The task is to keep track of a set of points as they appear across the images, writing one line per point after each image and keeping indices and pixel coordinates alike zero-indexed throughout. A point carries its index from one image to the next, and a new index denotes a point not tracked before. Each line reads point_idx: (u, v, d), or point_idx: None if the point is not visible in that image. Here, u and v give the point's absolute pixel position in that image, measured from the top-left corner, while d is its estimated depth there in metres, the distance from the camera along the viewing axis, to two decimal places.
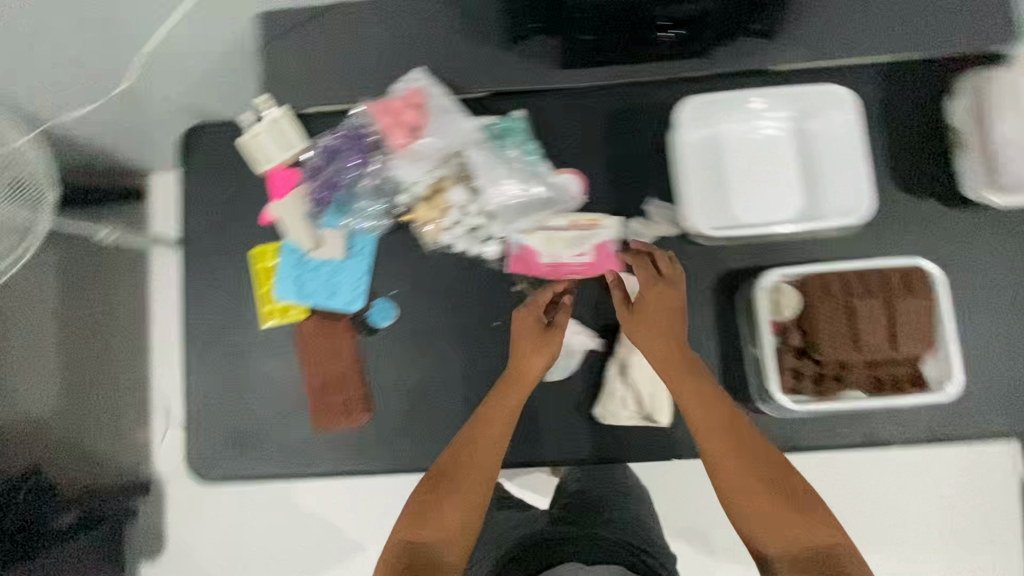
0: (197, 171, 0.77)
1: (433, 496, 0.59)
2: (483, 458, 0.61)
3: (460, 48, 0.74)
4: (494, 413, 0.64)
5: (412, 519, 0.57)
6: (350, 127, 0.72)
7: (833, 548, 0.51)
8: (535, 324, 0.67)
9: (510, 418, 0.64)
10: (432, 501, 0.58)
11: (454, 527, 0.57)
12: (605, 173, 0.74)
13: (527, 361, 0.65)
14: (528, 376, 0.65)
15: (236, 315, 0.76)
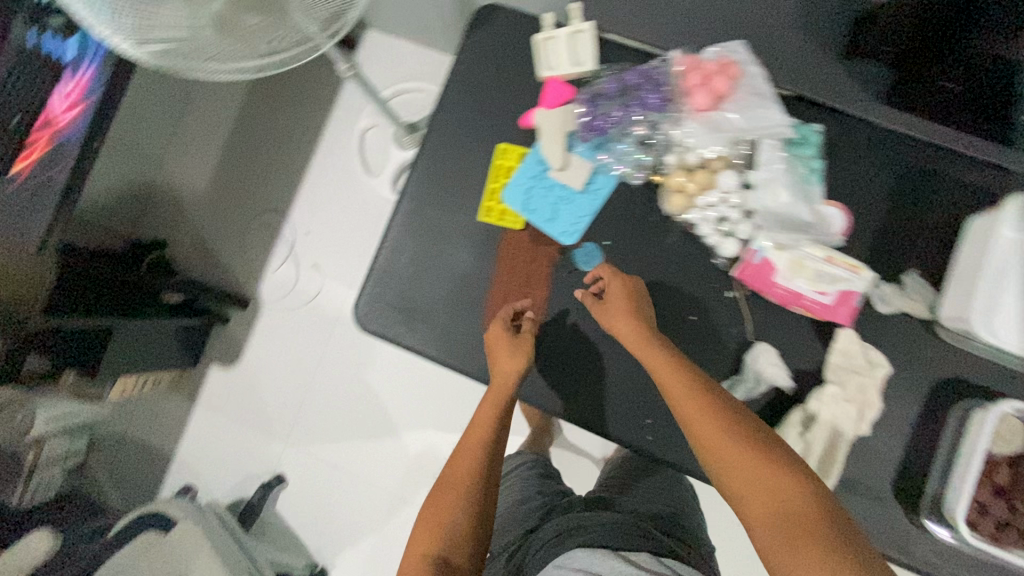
0: (478, 44, 0.76)
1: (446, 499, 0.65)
2: (472, 455, 0.68)
3: (790, 35, 0.69)
4: (483, 406, 0.71)
5: (427, 527, 0.64)
6: (649, 69, 0.69)
7: (827, 521, 0.50)
8: (502, 329, 0.71)
9: (498, 409, 0.70)
10: (439, 510, 0.65)
11: (460, 526, 0.63)
12: (877, 225, 0.69)
13: (498, 365, 0.69)
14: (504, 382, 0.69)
15: (455, 197, 0.76)
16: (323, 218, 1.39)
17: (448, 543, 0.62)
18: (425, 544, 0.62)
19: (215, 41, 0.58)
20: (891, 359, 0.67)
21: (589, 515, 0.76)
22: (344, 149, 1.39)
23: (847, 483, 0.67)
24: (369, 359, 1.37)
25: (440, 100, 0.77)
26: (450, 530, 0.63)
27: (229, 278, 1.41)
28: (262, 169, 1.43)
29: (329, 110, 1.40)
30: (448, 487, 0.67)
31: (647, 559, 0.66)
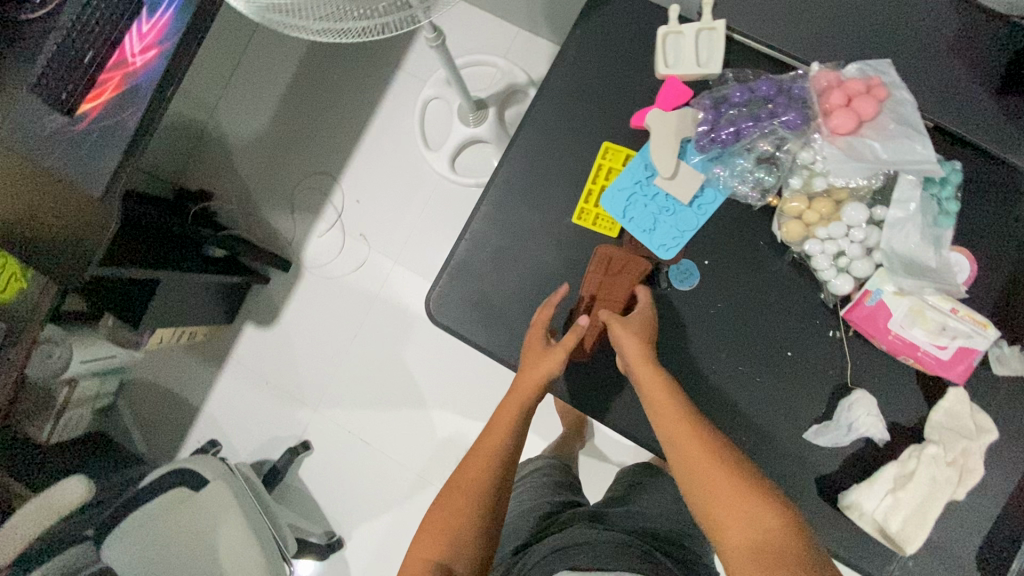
0: (593, 31, 0.71)
1: (455, 512, 0.60)
2: (484, 467, 0.63)
3: (945, 59, 0.62)
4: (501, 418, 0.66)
5: (433, 534, 0.60)
6: (782, 81, 0.64)
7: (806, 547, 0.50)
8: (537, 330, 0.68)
9: (513, 420, 0.66)
10: (447, 516, 0.60)
11: (465, 536, 0.59)
12: (1003, 279, 0.64)
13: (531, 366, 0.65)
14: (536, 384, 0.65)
15: (546, 192, 0.71)
16: (375, 187, 1.34)
17: (450, 549, 0.58)
18: (430, 550, 0.58)
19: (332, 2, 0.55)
20: (999, 424, 0.63)
21: (594, 532, 0.71)
22: (404, 118, 1.34)
23: (927, 545, 0.64)
24: (405, 337, 1.32)
25: (543, 87, 0.72)
26: (456, 535, 0.59)
27: (273, 237, 1.38)
28: (317, 127, 1.37)
29: (393, 76, 1.35)
30: (458, 495, 0.62)
31: None
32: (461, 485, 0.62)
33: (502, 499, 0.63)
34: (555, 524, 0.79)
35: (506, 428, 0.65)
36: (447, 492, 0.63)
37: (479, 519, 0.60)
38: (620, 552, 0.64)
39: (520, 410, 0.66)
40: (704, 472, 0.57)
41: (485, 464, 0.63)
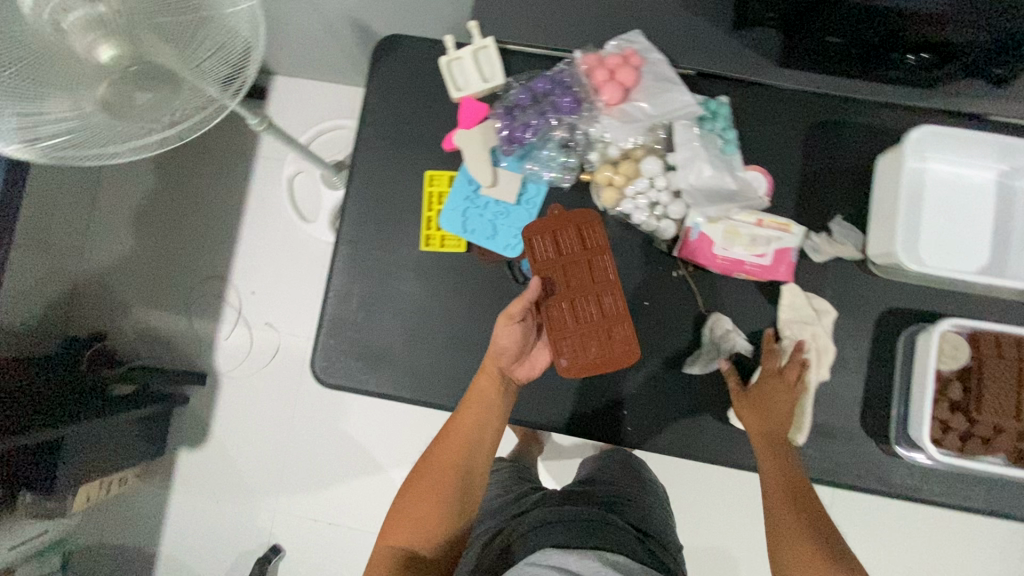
0: (386, 78, 0.76)
1: (424, 506, 0.65)
2: (451, 460, 0.67)
3: (681, 18, 0.72)
4: (470, 408, 0.67)
5: (402, 525, 0.65)
6: (556, 74, 0.71)
7: None
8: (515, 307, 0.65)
9: (481, 413, 0.67)
10: (412, 508, 0.66)
11: (433, 528, 0.64)
12: (794, 180, 0.72)
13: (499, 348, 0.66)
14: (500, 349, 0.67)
15: (390, 230, 0.75)
16: (267, 274, 1.35)
17: (417, 538, 0.64)
18: (399, 538, 0.65)
19: (110, 123, 0.58)
20: (837, 305, 0.71)
21: (566, 513, 0.73)
22: (275, 201, 1.36)
23: (816, 428, 0.70)
24: (341, 407, 1.32)
25: (358, 137, 0.76)
26: (424, 527, 0.65)
27: (179, 354, 1.34)
28: (194, 234, 1.37)
29: (252, 164, 1.37)
30: (423, 485, 0.67)
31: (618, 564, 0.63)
32: (432, 479, 0.67)
33: (469, 485, 0.67)
34: (528, 505, 0.81)
35: (483, 422, 0.67)
36: (418, 486, 0.67)
37: (446, 510, 0.65)
38: (595, 532, 0.68)
39: (490, 406, 0.67)
40: (786, 495, 0.63)
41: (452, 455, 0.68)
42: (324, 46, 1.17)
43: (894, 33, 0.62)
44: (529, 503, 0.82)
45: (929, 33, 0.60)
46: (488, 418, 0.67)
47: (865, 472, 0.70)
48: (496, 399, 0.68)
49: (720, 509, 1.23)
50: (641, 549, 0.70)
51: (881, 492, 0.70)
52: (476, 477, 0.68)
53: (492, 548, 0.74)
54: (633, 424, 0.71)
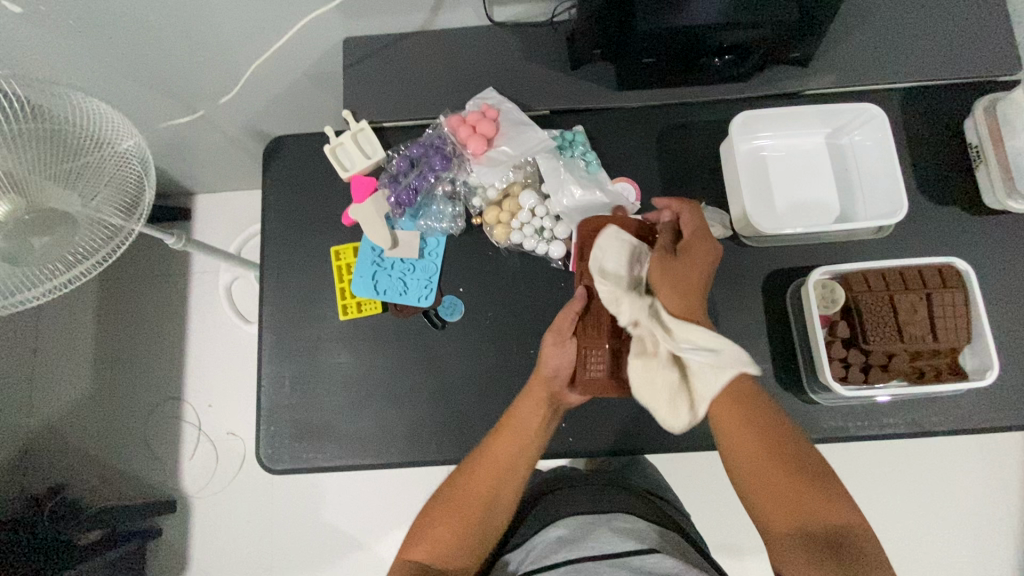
0: (280, 176, 0.83)
1: (452, 524, 0.62)
2: (498, 486, 0.64)
3: (525, 72, 0.82)
4: (509, 430, 0.66)
5: (423, 541, 0.62)
6: (429, 139, 0.80)
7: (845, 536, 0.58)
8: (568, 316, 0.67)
9: (520, 436, 0.66)
10: (450, 524, 0.62)
11: (456, 548, 0.61)
12: (657, 183, 0.81)
13: (554, 355, 0.67)
14: (547, 372, 0.67)
15: (311, 310, 0.80)
16: (223, 383, 1.37)
17: (450, 554, 0.61)
18: (425, 551, 0.61)
19: (9, 273, 0.62)
20: (724, 280, 0.78)
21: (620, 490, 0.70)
22: (218, 311, 1.40)
23: None
24: (318, 498, 1.30)
25: (265, 233, 0.82)
26: (450, 548, 0.61)
27: (144, 486, 1.31)
28: (143, 361, 1.38)
29: (189, 281, 1.41)
30: (468, 500, 0.63)
31: (655, 537, 0.61)
32: (461, 497, 0.64)
33: (494, 512, 0.64)
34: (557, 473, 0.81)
35: (522, 447, 0.66)
36: (445, 502, 0.64)
37: (473, 533, 0.62)
38: (612, 497, 0.68)
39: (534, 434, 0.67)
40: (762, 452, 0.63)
41: (503, 481, 0.65)
42: (235, 159, 1.25)
43: (694, 44, 0.73)
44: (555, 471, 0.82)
45: (719, 38, 0.71)
46: (527, 445, 0.66)
47: (792, 423, 0.75)
48: (538, 425, 0.67)
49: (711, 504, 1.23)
50: (656, 510, 0.70)
51: (812, 440, 0.75)
52: (507, 501, 0.65)
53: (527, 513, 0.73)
54: (571, 434, 0.76)
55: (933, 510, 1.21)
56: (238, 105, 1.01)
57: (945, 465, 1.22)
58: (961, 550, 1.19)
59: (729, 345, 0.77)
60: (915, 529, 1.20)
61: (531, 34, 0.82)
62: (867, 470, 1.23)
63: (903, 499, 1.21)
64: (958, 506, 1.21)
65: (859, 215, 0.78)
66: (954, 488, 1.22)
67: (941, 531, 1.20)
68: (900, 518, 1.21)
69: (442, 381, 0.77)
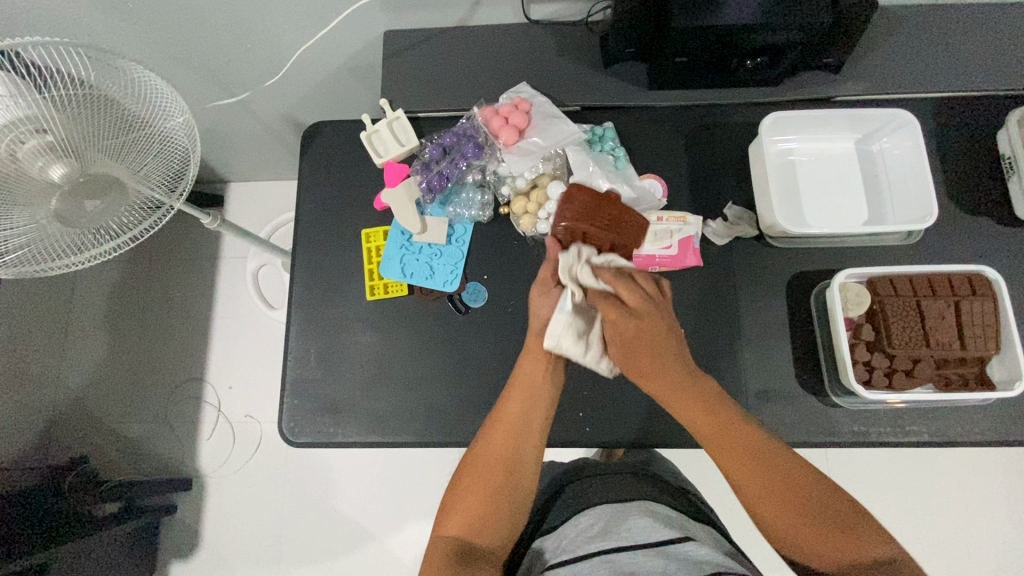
0: (316, 160, 0.86)
1: (480, 493, 0.68)
2: (507, 441, 0.69)
3: (558, 70, 0.85)
4: (518, 392, 0.69)
5: (456, 516, 0.67)
6: (461, 127, 0.83)
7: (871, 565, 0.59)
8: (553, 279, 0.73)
9: (529, 397, 0.69)
10: (475, 493, 0.67)
11: (491, 518, 0.67)
12: (683, 181, 0.82)
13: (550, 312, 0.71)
14: (542, 322, 0.72)
15: (339, 289, 0.82)
16: (244, 365, 1.40)
17: (487, 523, 0.66)
18: (457, 525, 0.66)
19: (62, 232, 0.66)
20: (748, 279, 0.78)
21: (644, 483, 0.71)
22: (244, 295, 1.44)
23: (757, 394, 0.75)
24: (331, 483, 1.32)
25: (299, 214, 0.85)
26: (481, 519, 0.66)
27: (162, 462, 1.34)
28: (170, 340, 1.42)
29: (218, 266, 1.46)
30: (486, 462, 0.68)
31: (686, 530, 0.61)
32: (483, 468, 0.68)
33: (515, 471, 0.69)
34: (577, 463, 0.82)
35: (533, 409, 0.70)
36: (468, 475, 0.69)
37: (500, 499, 0.67)
38: (642, 488, 0.69)
39: (538, 387, 0.70)
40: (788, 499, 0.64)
41: (510, 439, 0.69)
42: (271, 148, 1.30)
43: (728, 46, 0.74)
44: (575, 462, 0.83)
45: (752, 40, 0.72)
46: (537, 405, 0.70)
47: (812, 425, 0.74)
48: (543, 383, 0.71)
49: (720, 514, 1.21)
50: (685, 504, 0.71)
51: (833, 444, 0.74)
52: (526, 456, 0.70)
53: (552, 505, 0.73)
54: (587, 423, 0.76)
55: (948, 527, 1.20)
56: (279, 93, 1.05)
57: (960, 483, 1.21)
58: (973, 567, 1.18)
59: (751, 344, 0.77)
60: (930, 545, 1.19)
61: (566, 32, 0.85)
62: (882, 482, 1.22)
63: (919, 514, 1.20)
64: (974, 525, 1.19)
65: (888, 220, 0.78)
66: (970, 506, 1.20)
67: (955, 550, 1.19)
68: (915, 533, 1.20)
69: (464, 364, 0.79)
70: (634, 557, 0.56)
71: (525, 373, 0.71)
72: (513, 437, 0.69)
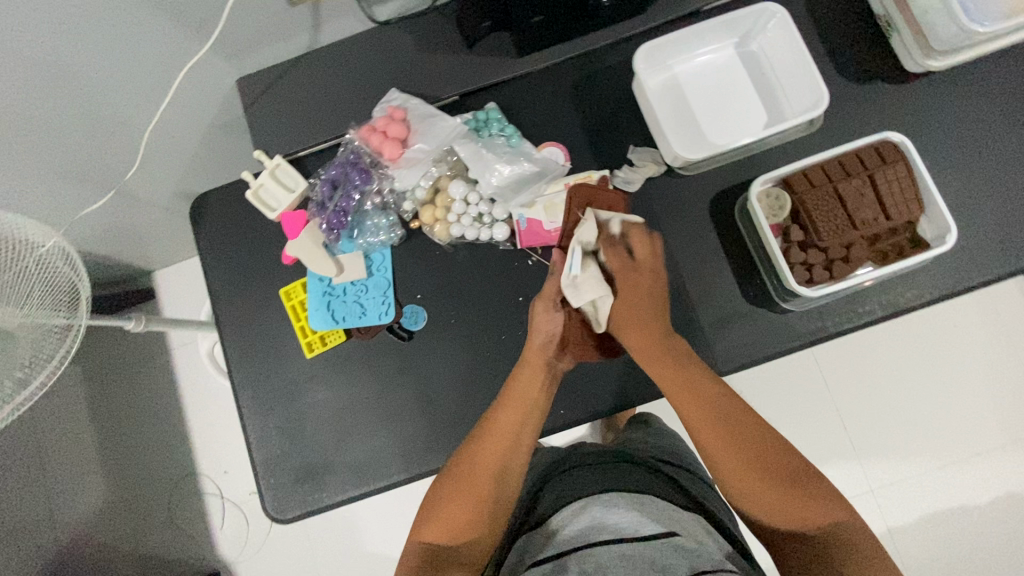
0: (212, 234, 0.82)
1: (465, 502, 0.63)
2: (499, 452, 0.66)
3: (423, 66, 0.81)
4: (512, 402, 0.69)
5: (433, 523, 0.63)
6: (344, 154, 0.79)
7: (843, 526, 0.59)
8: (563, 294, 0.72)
9: (522, 407, 0.68)
10: (459, 504, 0.63)
11: (470, 526, 0.63)
12: (581, 138, 0.80)
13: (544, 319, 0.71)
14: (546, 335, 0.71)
15: (279, 356, 0.79)
16: (233, 446, 1.37)
17: (468, 536, 0.62)
18: (433, 535, 0.63)
19: None
20: (672, 216, 0.77)
21: (636, 472, 0.72)
22: (209, 378, 1.40)
23: (711, 324, 0.75)
24: (356, 529, 1.31)
25: (213, 293, 0.81)
26: (458, 529, 0.62)
27: (185, 565, 1.33)
28: (150, 448, 1.38)
29: (172, 361, 1.41)
30: (481, 463, 0.65)
31: (672, 522, 0.62)
32: (471, 477, 0.65)
33: (502, 486, 0.65)
34: (568, 451, 0.82)
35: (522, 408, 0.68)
36: (452, 481, 0.65)
37: (482, 510, 0.63)
38: (631, 477, 0.70)
39: (530, 396, 0.69)
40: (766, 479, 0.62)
41: (508, 449, 0.67)
42: (182, 226, 1.25)
43: None
44: (568, 450, 0.83)
45: None
46: (529, 415, 0.69)
47: (772, 336, 0.74)
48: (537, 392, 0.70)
49: None
50: (666, 484, 0.72)
51: (796, 348, 0.74)
52: (516, 467, 0.67)
53: (540, 498, 0.74)
54: (561, 405, 0.76)
55: (932, 374, 1.26)
56: (159, 176, 1.00)
57: (932, 330, 1.28)
58: (963, 402, 1.25)
59: (693, 278, 0.76)
60: (920, 394, 1.26)
61: (418, 24, 0.81)
62: (862, 353, 1.28)
63: (902, 371, 1.27)
64: (954, 363, 1.26)
65: (787, 115, 0.77)
66: (946, 348, 1.27)
67: (943, 391, 1.26)
68: (903, 387, 1.26)
69: (425, 388, 0.77)
70: (615, 557, 0.57)
71: (519, 384, 0.70)
72: (510, 446, 0.67)
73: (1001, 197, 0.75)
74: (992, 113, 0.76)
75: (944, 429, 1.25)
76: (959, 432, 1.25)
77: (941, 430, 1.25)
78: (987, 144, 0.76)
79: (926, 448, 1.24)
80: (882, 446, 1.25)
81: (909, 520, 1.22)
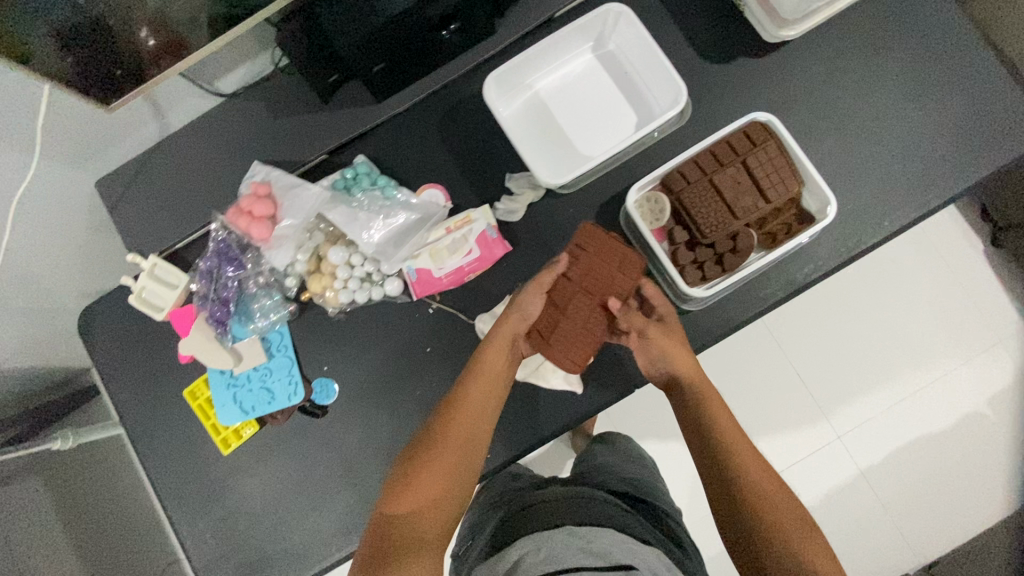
0: (104, 347, 0.79)
1: (434, 477, 0.57)
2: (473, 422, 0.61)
3: (281, 132, 0.78)
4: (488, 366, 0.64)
5: (396, 501, 0.56)
6: (217, 240, 0.76)
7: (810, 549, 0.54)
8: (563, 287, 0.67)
9: (495, 379, 0.64)
10: (429, 478, 0.57)
11: (433, 508, 0.55)
12: (457, 175, 0.78)
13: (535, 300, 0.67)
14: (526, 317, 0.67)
15: (197, 456, 0.77)
16: None
17: (433, 518, 0.55)
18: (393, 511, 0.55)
19: None
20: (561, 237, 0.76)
21: (586, 505, 0.69)
22: None
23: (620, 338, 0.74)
24: None
25: (119, 407, 0.79)
26: (422, 510, 0.55)
27: None
28: None
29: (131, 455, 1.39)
30: (452, 435, 0.60)
31: (617, 552, 0.59)
32: (439, 451, 0.59)
33: (471, 462, 0.59)
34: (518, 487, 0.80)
35: (493, 387, 0.64)
36: (420, 453, 0.59)
37: (449, 490, 0.57)
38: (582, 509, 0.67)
39: (502, 368, 0.65)
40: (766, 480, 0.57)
41: (482, 424, 0.61)
42: None
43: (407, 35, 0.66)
44: (520, 483, 0.81)
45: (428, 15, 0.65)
46: (500, 389, 0.64)
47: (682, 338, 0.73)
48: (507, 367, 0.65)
49: None
50: (615, 514, 0.70)
51: (708, 345, 0.73)
52: (483, 444, 0.61)
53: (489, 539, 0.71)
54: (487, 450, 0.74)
55: (878, 313, 1.27)
56: None
57: (871, 270, 1.28)
58: (913, 334, 1.26)
59: None
60: (870, 335, 1.27)
61: (267, 91, 0.78)
62: (807, 307, 1.28)
63: (848, 316, 1.28)
64: (898, 298, 1.27)
65: (655, 111, 0.75)
66: (888, 285, 1.28)
67: (892, 328, 1.27)
68: (852, 332, 1.27)
69: (351, 460, 0.76)
70: None
71: (492, 354, 0.65)
72: (482, 421, 0.62)
73: (884, 151, 0.74)
74: (857, 69, 0.75)
75: (899, 365, 1.26)
76: (914, 365, 1.26)
77: (896, 366, 1.26)
78: (862, 102, 0.74)
79: (885, 387, 1.25)
80: (843, 393, 1.26)
81: (881, 458, 1.24)
